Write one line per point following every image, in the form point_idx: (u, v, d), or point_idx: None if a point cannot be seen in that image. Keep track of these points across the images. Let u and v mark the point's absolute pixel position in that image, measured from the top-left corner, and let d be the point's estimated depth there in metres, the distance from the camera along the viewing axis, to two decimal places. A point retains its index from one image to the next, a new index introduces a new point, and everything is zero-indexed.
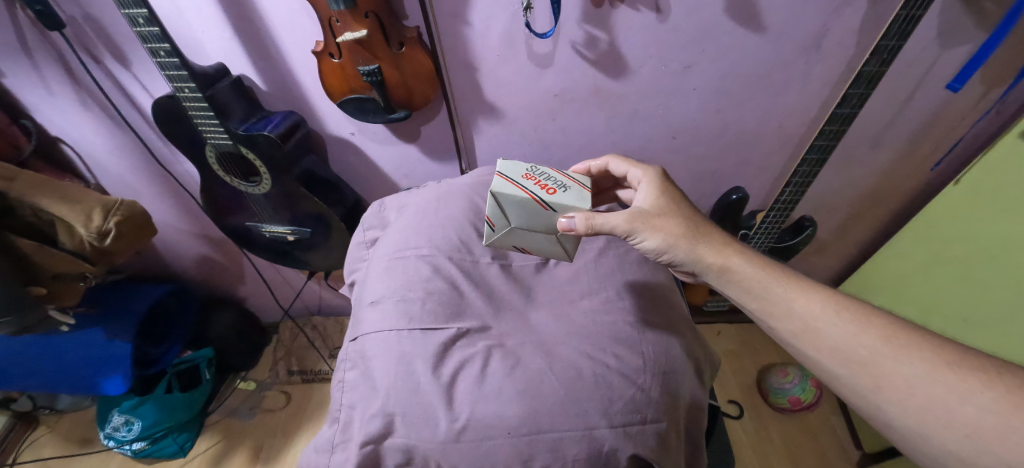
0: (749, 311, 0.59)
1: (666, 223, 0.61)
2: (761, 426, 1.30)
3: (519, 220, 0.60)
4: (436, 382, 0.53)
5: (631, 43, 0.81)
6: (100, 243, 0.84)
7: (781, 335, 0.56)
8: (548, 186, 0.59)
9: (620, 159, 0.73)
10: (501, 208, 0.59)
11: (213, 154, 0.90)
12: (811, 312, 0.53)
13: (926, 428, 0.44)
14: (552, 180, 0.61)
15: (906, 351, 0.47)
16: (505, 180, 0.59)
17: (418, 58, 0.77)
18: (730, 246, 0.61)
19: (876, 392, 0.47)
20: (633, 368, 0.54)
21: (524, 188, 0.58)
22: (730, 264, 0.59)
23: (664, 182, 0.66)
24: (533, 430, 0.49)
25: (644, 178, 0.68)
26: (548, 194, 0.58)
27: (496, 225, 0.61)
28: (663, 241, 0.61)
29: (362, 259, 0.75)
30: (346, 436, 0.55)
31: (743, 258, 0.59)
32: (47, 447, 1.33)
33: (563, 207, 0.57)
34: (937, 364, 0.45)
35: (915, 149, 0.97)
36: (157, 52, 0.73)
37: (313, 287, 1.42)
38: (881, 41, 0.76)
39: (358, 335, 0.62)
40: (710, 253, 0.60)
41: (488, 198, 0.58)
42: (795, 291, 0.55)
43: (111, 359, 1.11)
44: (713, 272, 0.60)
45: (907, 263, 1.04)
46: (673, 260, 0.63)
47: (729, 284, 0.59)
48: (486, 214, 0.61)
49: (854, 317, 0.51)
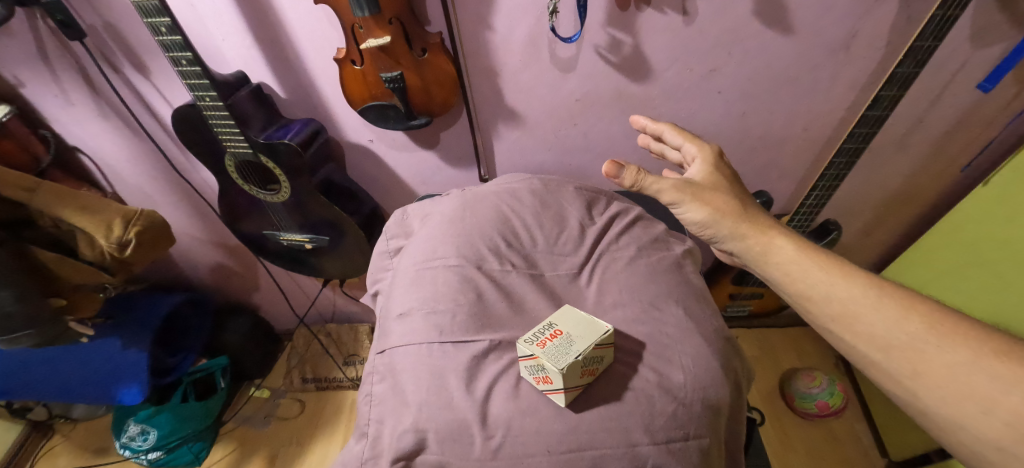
0: (787, 295, 0.56)
1: (714, 197, 0.59)
2: (784, 434, 1.28)
3: (558, 360, 0.47)
4: (469, 397, 0.52)
5: (655, 46, 0.80)
6: (120, 254, 0.83)
7: (817, 319, 0.52)
8: (550, 339, 0.51)
9: (677, 130, 0.68)
10: (569, 357, 0.48)
11: (232, 164, 0.89)
12: (853, 296, 0.50)
13: (962, 416, 0.42)
14: (530, 337, 0.52)
15: (951, 337, 0.44)
16: (565, 360, 0.48)
17: (440, 64, 0.76)
18: (776, 228, 0.58)
19: (914, 378, 0.45)
20: (674, 382, 0.52)
21: (573, 346, 0.49)
22: (773, 245, 0.56)
23: (719, 162, 0.63)
24: (573, 447, 0.48)
25: (698, 155, 0.64)
26: (568, 334, 0.52)
27: (559, 372, 0.47)
28: (708, 215, 0.58)
29: (385, 268, 0.74)
30: (376, 452, 0.54)
31: (787, 240, 0.56)
32: (62, 456, 1.32)
33: (593, 334, 0.51)
34: (985, 352, 0.42)
35: (943, 151, 0.95)
36: (179, 61, 0.72)
37: (327, 294, 1.41)
38: (916, 42, 0.74)
39: (386, 348, 0.61)
40: (753, 233, 0.57)
41: (572, 369, 0.47)
42: (838, 275, 0.52)
43: (127, 369, 1.11)
44: (753, 252, 0.57)
45: (935, 266, 1.02)
46: (714, 237, 0.60)
47: (767, 265, 0.56)
48: (554, 375, 0.47)
49: (898, 302, 0.48)
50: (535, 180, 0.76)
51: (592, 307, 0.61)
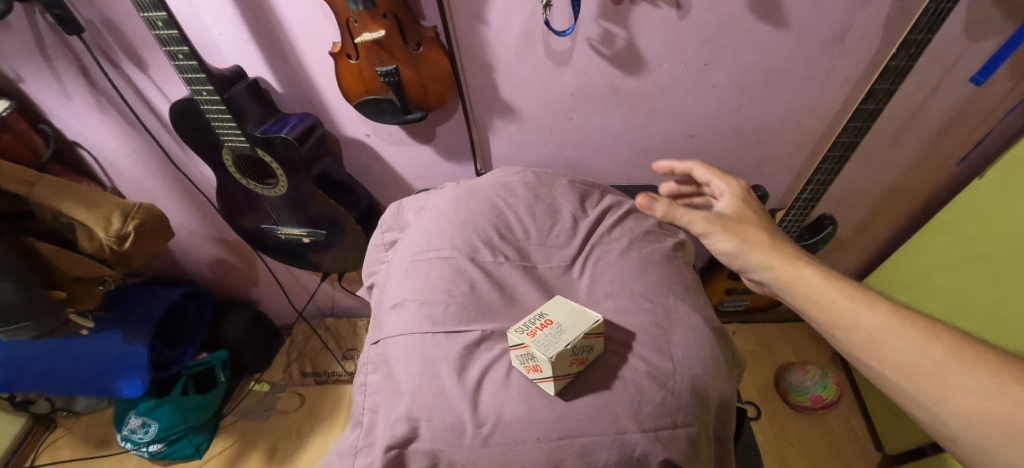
0: (815, 326, 0.52)
1: (745, 229, 0.57)
2: (779, 428, 1.29)
3: (548, 347, 0.48)
4: (461, 386, 0.53)
5: (650, 40, 0.80)
6: (119, 247, 0.84)
7: (843, 350, 0.48)
8: (541, 328, 0.52)
9: (706, 166, 0.67)
10: (558, 344, 0.48)
11: (230, 157, 0.89)
12: (877, 323, 0.46)
13: (995, 449, 0.37)
14: (522, 326, 0.53)
15: (979, 365, 0.40)
16: (554, 346, 0.48)
17: (435, 58, 0.76)
18: (803, 257, 0.54)
19: (940, 408, 0.40)
20: (664, 371, 0.53)
21: (562, 334, 0.50)
22: (799, 273, 0.52)
23: (750, 198, 0.62)
24: (562, 434, 0.48)
25: (727, 191, 0.63)
26: (557, 323, 0.52)
27: (548, 359, 0.48)
28: (738, 246, 0.56)
29: (380, 261, 0.75)
30: (370, 440, 0.55)
31: (813, 269, 0.52)
32: (64, 449, 1.34)
33: (585, 322, 0.52)
34: (1013, 381, 0.38)
35: (939, 145, 0.95)
36: (176, 55, 0.72)
37: (326, 289, 1.42)
38: (909, 35, 0.74)
39: (381, 339, 0.62)
40: (778, 262, 0.54)
41: (561, 355, 0.47)
42: (862, 301, 0.47)
43: (127, 362, 1.12)
44: (778, 281, 0.54)
45: (927, 262, 1.03)
46: (744, 268, 0.57)
47: (792, 294, 0.52)
48: (544, 362, 0.48)
49: (924, 329, 0.44)
50: (529, 174, 0.76)
51: (584, 298, 0.61)
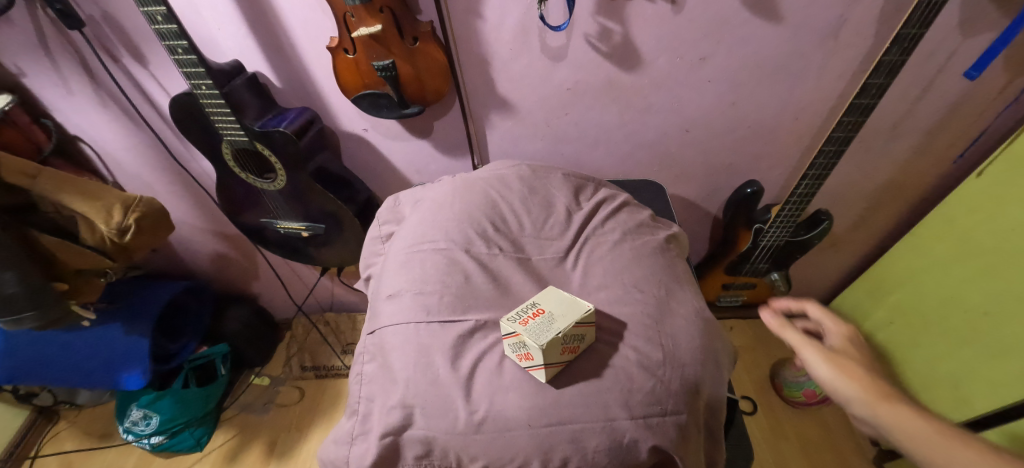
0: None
1: (847, 363, 0.56)
2: (774, 422, 1.29)
3: (539, 336, 0.49)
4: (455, 375, 0.54)
5: (645, 34, 0.81)
6: (120, 239, 0.85)
7: None
8: (532, 317, 0.53)
9: (818, 305, 0.68)
10: (549, 332, 0.49)
11: (229, 151, 0.90)
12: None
13: None
14: (514, 316, 0.54)
15: None
16: (545, 334, 0.49)
17: (432, 53, 0.77)
18: (904, 398, 0.52)
19: None
20: (654, 360, 0.53)
21: (553, 323, 0.51)
22: (900, 411, 0.50)
23: (859, 343, 0.61)
24: (553, 421, 0.49)
25: (835, 330, 0.63)
26: (549, 312, 0.53)
27: (540, 347, 0.49)
28: (837, 379, 0.55)
29: (376, 254, 0.76)
30: (366, 428, 0.56)
31: (914, 410, 0.50)
32: (68, 441, 1.35)
33: (575, 312, 0.53)
34: None
35: (934, 140, 0.96)
36: (175, 50, 0.73)
37: (325, 284, 1.43)
38: (902, 30, 0.73)
39: (377, 329, 0.63)
40: (876, 400, 0.52)
41: (551, 343, 0.48)
42: (966, 446, 0.45)
43: (128, 354, 1.13)
44: (877, 421, 0.51)
45: (927, 256, 1.05)
46: (845, 405, 0.55)
47: (893, 436, 0.50)
48: (536, 350, 0.49)
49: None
50: (524, 167, 0.77)
51: (577, 289, 0.62)
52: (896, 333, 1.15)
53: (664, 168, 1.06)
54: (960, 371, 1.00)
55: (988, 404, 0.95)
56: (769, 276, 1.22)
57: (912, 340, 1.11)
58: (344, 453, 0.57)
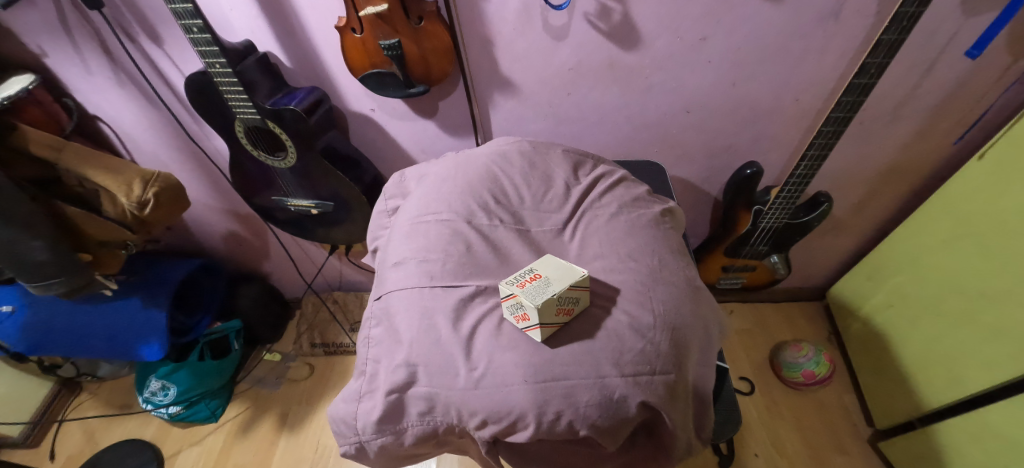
0: None
1: None
2: (772, 402, 1.32)
3: (535, 297, 0.52)
4: (457, 335, 0.57)
5: (644, 14, 0.82)
6: (140, 212, 0.89)
7: None
8: (529, 281, 0.56)
9: None
10: (543, 293, 0.52)
11: (242, 129, 0.93)
12: None
13: None
14: (512, 279, 0.57)
15: None
16: (539, 295, 0.52)
17: (437, 32, 0.79)
18: None
19: None
20: (645, 324, 0.56)
21: (546, 286, 0.54)
22: None
23: None
24: (547, 377, 0.52)
25: None
26: (542, 277, 0.56)
27: (533, 307, 0.52)
28: None
29: (384, 226, 0.79)
30: (373, 386, 0.60)
31: None
32: (90, 410, 1.42)
33: (568, 276, 0.55)
34: None
35: (935, 122, 0.96)
36: (190, 29, 0.76)
37: (334, 263, 1.48)
38: (901, 8, 0.74)
39: (382, 294, 0.66)
40: None
41: (545, 301, 0.51)
42: None
43: (147, 326, 1.19)
44: None
45: (929, 239, 1.06)
46: None
47: None
48: (530, 309, 0.52)
49: None
50: (525, 143, 0.80)
51: (573, 258, 0.65)
52: (896, 314, 1.17)
53: (665, 149, 1.08)
54: (952, 352, 1.02)
55: (978, 382, 0.96)
56: (769, 258, 1.23)
57: (910, 322, 1.12)
58: (353, 410, 0.61)
